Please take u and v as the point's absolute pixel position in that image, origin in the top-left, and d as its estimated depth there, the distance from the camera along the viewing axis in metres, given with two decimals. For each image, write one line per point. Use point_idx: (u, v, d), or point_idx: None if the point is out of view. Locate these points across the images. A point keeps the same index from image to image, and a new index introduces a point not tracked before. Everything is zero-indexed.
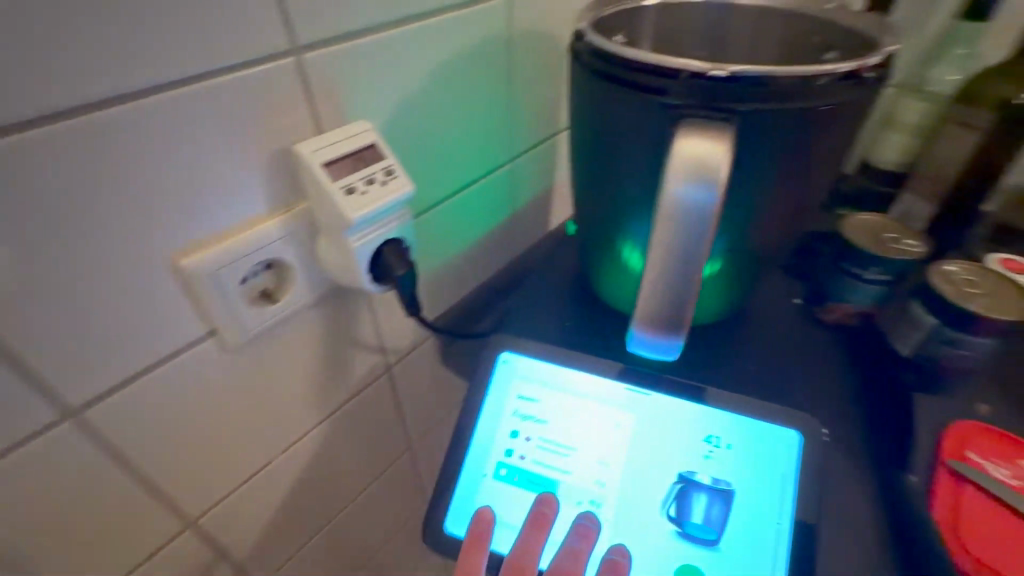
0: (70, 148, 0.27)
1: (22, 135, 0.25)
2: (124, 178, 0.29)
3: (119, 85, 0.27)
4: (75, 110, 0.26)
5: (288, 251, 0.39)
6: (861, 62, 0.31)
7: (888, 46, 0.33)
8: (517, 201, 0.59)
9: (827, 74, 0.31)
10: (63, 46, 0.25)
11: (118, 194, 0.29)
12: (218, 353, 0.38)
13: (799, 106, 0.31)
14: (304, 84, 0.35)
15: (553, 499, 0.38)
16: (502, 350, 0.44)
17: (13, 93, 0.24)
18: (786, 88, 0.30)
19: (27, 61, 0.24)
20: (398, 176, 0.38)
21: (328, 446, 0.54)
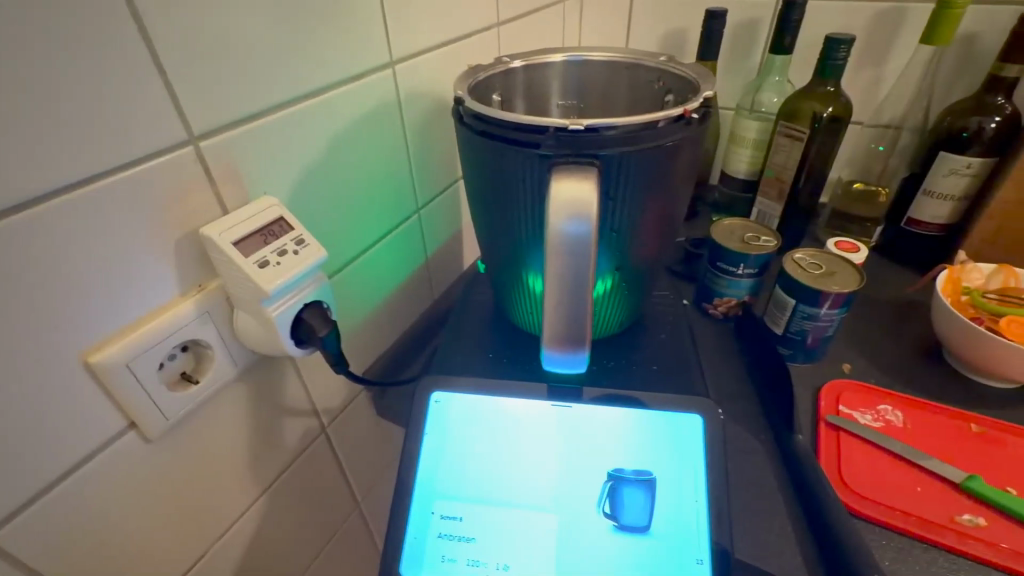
0: None
1: None
2: (23, 283, 0.29)
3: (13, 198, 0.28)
4: None
5: (207, 330, 0.39)
6: (686, 106, 0.39)
7: (705, 89, 0.40)
8: (430, 246, 0.63)
9: (663, 119, 0.38)
10: None
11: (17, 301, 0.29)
12: (145, 443, 0.38)
13: (645, 146, 0.37)
14: (205, 169, 0.36)
15: None
16: (433, 390, 0.46)
17: None
18: (632, 132, 0.37)
19: None
20: (310, 243, 0.40)
21: (271, 517, 0.53)
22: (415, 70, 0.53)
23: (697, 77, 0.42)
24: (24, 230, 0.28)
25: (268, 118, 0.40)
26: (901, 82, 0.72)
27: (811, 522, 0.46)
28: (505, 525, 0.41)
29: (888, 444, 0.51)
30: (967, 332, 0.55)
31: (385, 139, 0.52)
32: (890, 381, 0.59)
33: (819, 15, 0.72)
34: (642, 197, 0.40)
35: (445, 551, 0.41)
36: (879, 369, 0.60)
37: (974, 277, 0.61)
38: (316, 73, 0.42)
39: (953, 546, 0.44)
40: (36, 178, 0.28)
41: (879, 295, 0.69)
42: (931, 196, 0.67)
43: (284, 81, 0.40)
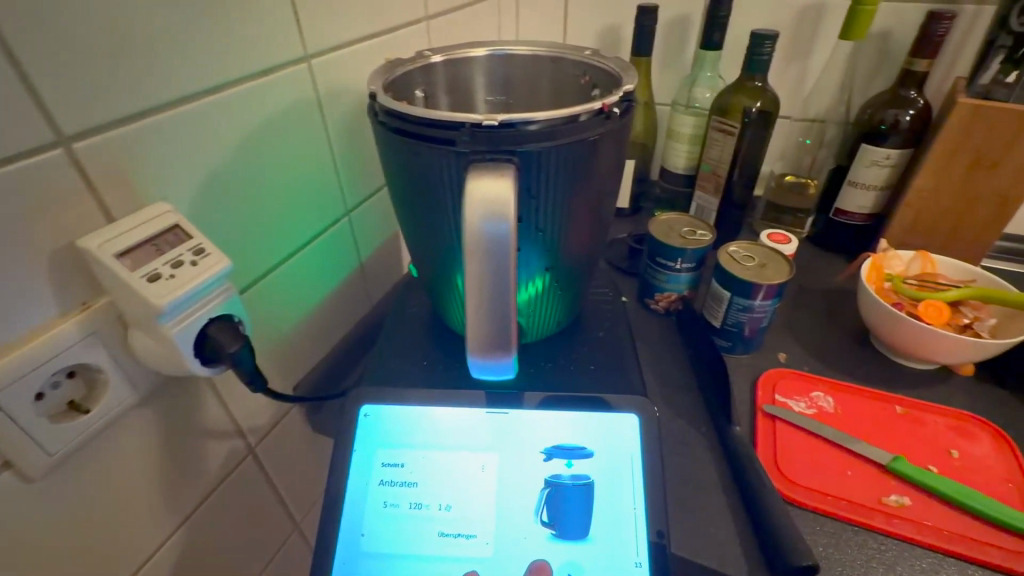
0: None
1: None
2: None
3: None
4: None
5: (97, 353, 0.35)
6: (607, 99, 0.38)
7: (627, 83, 0.40)
8: (363, 251, 0.60)
9: (583, 113, 0.37)
10: None
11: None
12: (27, 483, 0.34)
13: (566, 141, 0.36)
14: (81, 175, 0.33)
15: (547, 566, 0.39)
16: (362, 403, 0.44)
17: None
18: (551, 127, 0.35)
19: None
20: (212, 253, 0.36)
21: (195, 551, 0.49)
22: (333, 64, 0.50)
23: (621, 71, 0.41)
24: None
25: (159, 117, 0.36)
26: (824, 77, 0.74)
27: (748, 514, 0.46)
28: (440, 542, 0.39)
29: (820, 430, 0.52)
30: (890, 316, 0.57)
31: (303, 138, 0.49)
32: (822, 368, 0.60)
33: (745, 12, 0.73)
34: (568, 194, 0.39)
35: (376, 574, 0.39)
36: (813, 357, 0.62)
37: (895, 264, 0.64)
38: (214, 68, 0.39)
39: (882, 527, 0.45)
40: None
41: (812, 285, 0.71)
42: (856, 186, 0.69)
43: (174, 76, 0.36)
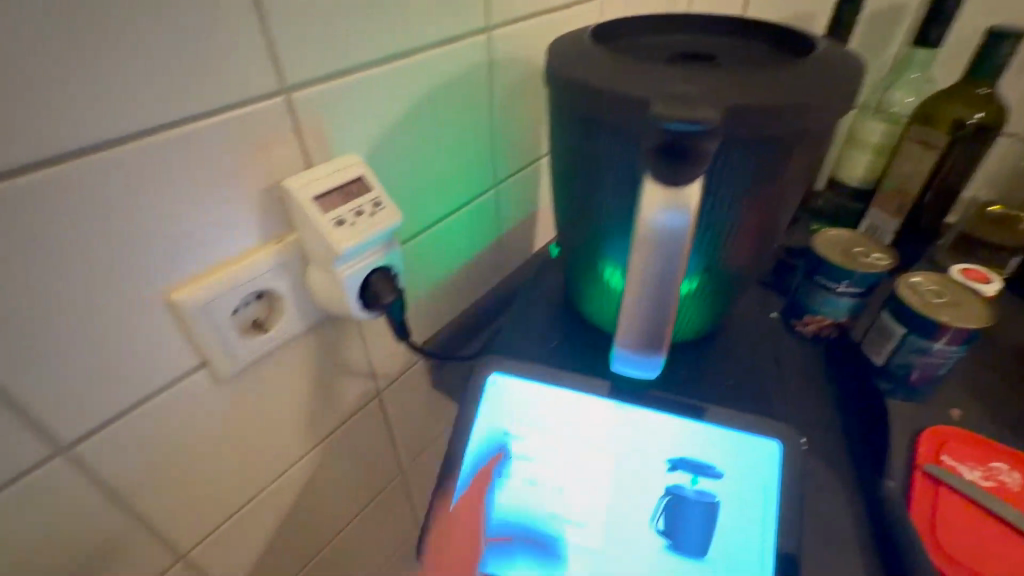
0: (60, 195, 0.28)
1: (21, 180, 0.26)
2: (114, 219, 0.30)
3: (110, 132, 0.28)
4: (61, 157, 0.27)
5: (281, 282, 0.39)
6: (830, 91, 0.33)
7: (848, 72, 0.34)
8: (503, 224, 0.61)
9: (801, 100, 0.31)
10: (52, 90, 0.26)
11: (100, 234, 0.30)
12: (213, 384, 0.39)
13: (763, 131, 0.32)
14: (292, 120, 0.36)
15: (628, 505, 0.39)
16: (490, 371, 0.45)
17: (14, 141, 0.25)
18: (755, 111, 0.31)
19: (24, 109, 0.25)
20: (386, 207, 0.39)
21: (323, 470, 0.54)
22: (510, 37, 0.51)
23: (839, 57, 0.35)
24: (119, 166, 0.29)
25: (359, 78, 0.39)
26: None
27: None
28: (549, 521, 0.40)
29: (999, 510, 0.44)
30: None
31: (470, 108, 0.50)
32: (1008, 437, 0.51)
33: None
34: (746, 193, 0.36)
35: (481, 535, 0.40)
36: (997, 422, 0.52)
37: None
38: (412, 33, 0.41)
39: None
40: (122, 115, 0.28)
41: (1008, 338, 0.60)
42: None
43: (380, 38, 0.39)
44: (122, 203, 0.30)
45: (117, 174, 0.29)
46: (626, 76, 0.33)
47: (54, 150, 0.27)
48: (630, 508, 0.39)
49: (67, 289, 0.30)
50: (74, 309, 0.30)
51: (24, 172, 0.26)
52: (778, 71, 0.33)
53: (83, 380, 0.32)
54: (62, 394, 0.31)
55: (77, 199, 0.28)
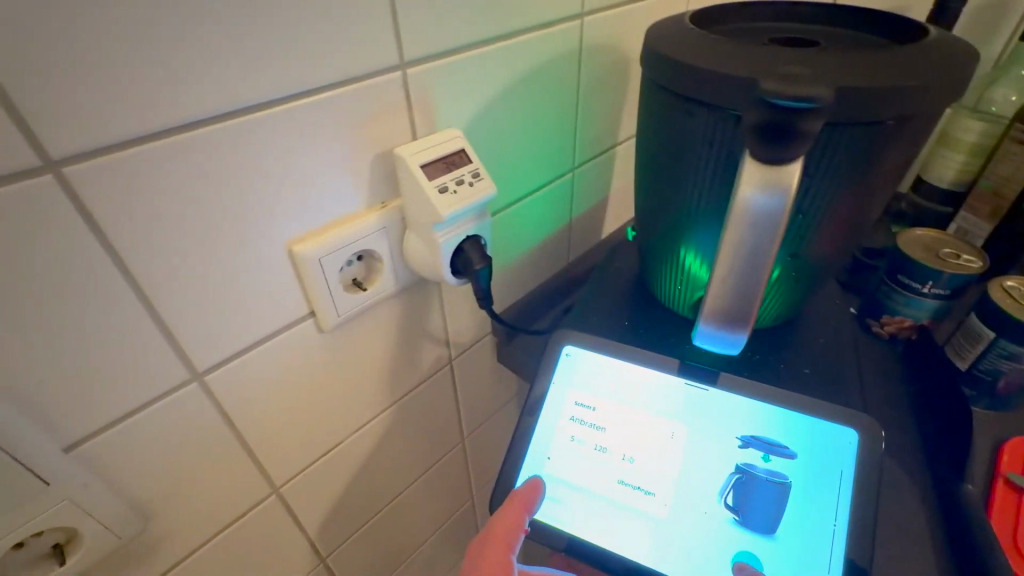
0: (216, 151, 0.31)
1: (189, 135, 0.30)
2: (254, 175, 0.34)
3: (259, 96, 0.32)
4: (221, 117, 0.31)
5: (381, 244, 0.43)
6: (941, 76, 0.32)
7: (961, 59, 0.34)
8: (577, 208, 0.63)
9: (910, 84, 0.31)
10: (220, 57, 0.29)
11: (242, 189, 0.34)
12: (316, 333, 0.43)
13: (867, 115, 0.32)
14: (405, 94, 0.39)
15: (696, 478, 0.40)
16: (564, 343, 0.46)
17: (188, 101, 0.29)
18: (861, 93, 0.31)
19: (198, 73, 0.29)
20: (484, 179, 0.41)
21: (395, 428, 0.58)
22: (600, 23, 0.52)
23: (952, 43, 0.35)
24: (263, 128, 0.33)
25: (464, 57, 0.42)
26: None
27: None
28: (617, 486, 0.41)
29: None
30: None
31: (558, 92, 0.52)
32: None
33: None
34: (842, 180, 0.36)
35: (552, 495, 0.42)
36: None
37: None
38: (514, 17, 0.44)
39: None
40: (271, 82, 0.32)
41: None
42: None
43: (486, 21, 0.42)
44: (262, 163, 0.34)
45: (262, 134, 0.33)
46: (726, 59, 0.34)
47: (218, 109, 0.30)
48: (698, 482, 0.40)
49: (213, 236, 0.33)
50: (216, 254, 0.34)
51: (191, 128, 0.30)
52: (887, 56, 0.33)
53: (218, 318, 0.36)
54: (200, 328, 0.36)
55: (229, 155, 0.32)
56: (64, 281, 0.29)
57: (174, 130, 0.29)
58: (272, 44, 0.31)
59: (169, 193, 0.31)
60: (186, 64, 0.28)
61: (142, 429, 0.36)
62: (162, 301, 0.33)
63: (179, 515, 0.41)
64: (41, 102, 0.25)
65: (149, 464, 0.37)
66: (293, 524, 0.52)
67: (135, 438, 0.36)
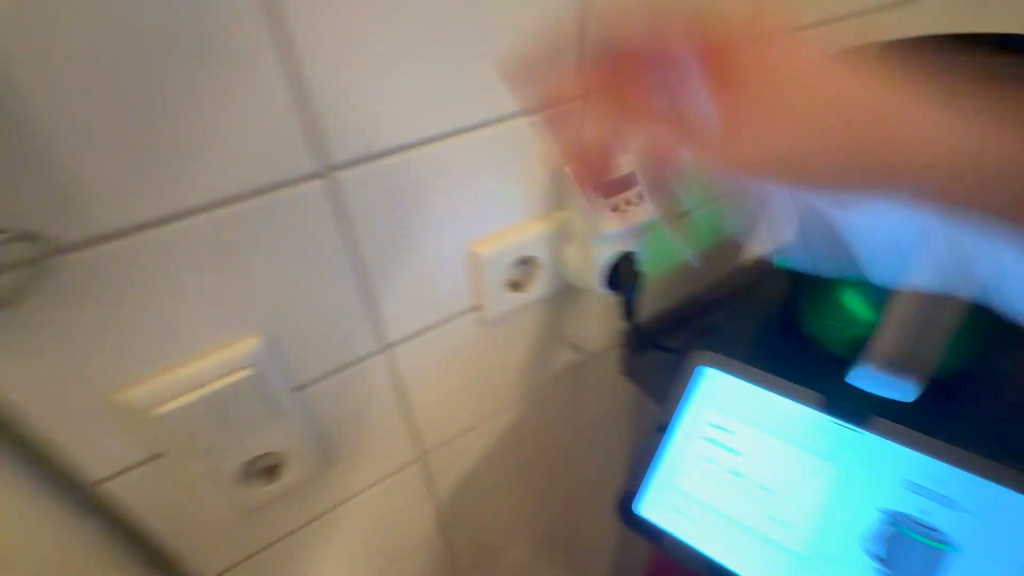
0: (426, 165, 0.38)
1: (409, 153, 0.36)
2: (453, 185, 0.40)
3: (463, 121, 0.38)
4: (434, 138, 0.37)
5: (543, 252, 0.47)
6: None
7: None
8: (722, 231, 0.63)
9: None
10: (441, 89, 0.35)
11: (441, 197, 0.40)
12: (476, 324, 0.49)
13: None
14: (581, 118, 0.43)
15: (840, 522, 0.39)
16: (702, 363, 0.46)
17: (413, 124, 0.36)
18: None
19: (423, 101, 0.35)
20: (649, 202, 0.45)
21: (523, 421, 0.63)
22: None
23: None
24: (462, 147, 0.39)
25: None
26: None
27: None
28: (750, 512, 0.42)
29: None
30: None
31: None
32: None
33: None
34: None
35: (682, 508, 0.45)
36: None
37: None
38: None
39: None
40: (477, 109, 0.38)
41: None
42: None
43: None
44: (459, 179, 0.40)
45: (460, 153, 0.39)
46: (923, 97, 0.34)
47: (438, 130, 0.37)
48: (842, 526, 0.39)
49: (414, 235, 0.40)
50: (414, 249, 0.41)
51: (411, 148, 0.36)
52: None
53: (408, 303, 0.43)
54: (394, 309, 0.42)
55: (435, 170, 0.38)
56: (311, 264, 0.36)
57: (399, 149, 0.36)
58: (483, 77, 0.37)
59: (389, 198, 0.37)
60: (415, 94, 0.35)
61: (339, 386, 0.43)
62: (372, 284, 0.40)
63: (352, 461, 0.49)
64: (323, 122, 0.32)
65: (339, 415, 0.45)
66: (430, 490, 0.59)
67: (334, 392, 0.44)
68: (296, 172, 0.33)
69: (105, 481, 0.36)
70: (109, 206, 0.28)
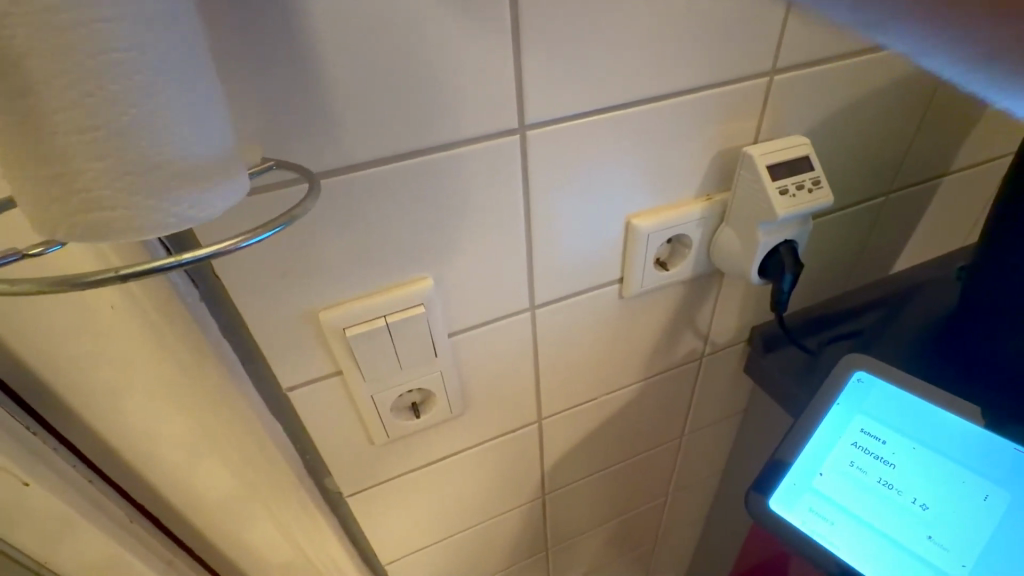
0: (607, 133, 0.38)
1: (596, 119, 0.37)
2: (631, 154, 0.40)
3: (651, 92, 0.38)
4: (620, 106, 0.38)
5: (696, 232, 0.47)
6: None
7: None
8: (878, 235, 0.59)
9: None
10: (637, 59, 0.36)
11: (613, 166, 0.40)
12: (617, 298, 0.49)
13: None
14: (763, 99, 0.42)
15: (1013, 555, 0.36)
16: (858, 367, 0.43)
17: (606, 91, 0.36)
18: None
19: (619, 69, 0.36)
20: (824, 187, 0.43)
21: (636, 403, 0.62)
22: None
23: None
24: (644, 118, 0.39)
25: (825, 68, 0.42)
26: None
27: None
28: (898, 526, 0.40)
29: None
30: None
31: (904, 110, 0.49)
32: None
33: None
34: None
35: (819, 513, 0.42)
36: None
37: None
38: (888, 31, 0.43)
39: None
40: (668, 80, 0.38)
41: None
42: None
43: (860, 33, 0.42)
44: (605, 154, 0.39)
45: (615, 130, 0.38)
46: None
47: (632, 97, 0.38)
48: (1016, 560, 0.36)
49: (582, 201, 0.41)
50: (578, 216, 0.42)
51: (597, 114, 0.37)
52: None
53: (563, 268, 0.45)
54: (550, 272, 0.44)
55: (614, 138, 0.39)
56: (488, 218, 0.39)
57: (588, 114, 0.37)
58: (680, 49, 0.37)
59: (569, 162, 0.39)
60: (615, 62, 0.35)
61: (487, 339, 0.46)
62: (536, 244, 0.42)
63: (481, 414, 0.52)
64: (532, 84, 0.34)
65: (480, 367, 0.48)
66: (537, 456, 0.61)
67: (481, 344, 0.46)
68: (504, 127, 0.35)
69: (293, 389, 0.42)
70: (353, 144, 0.32)
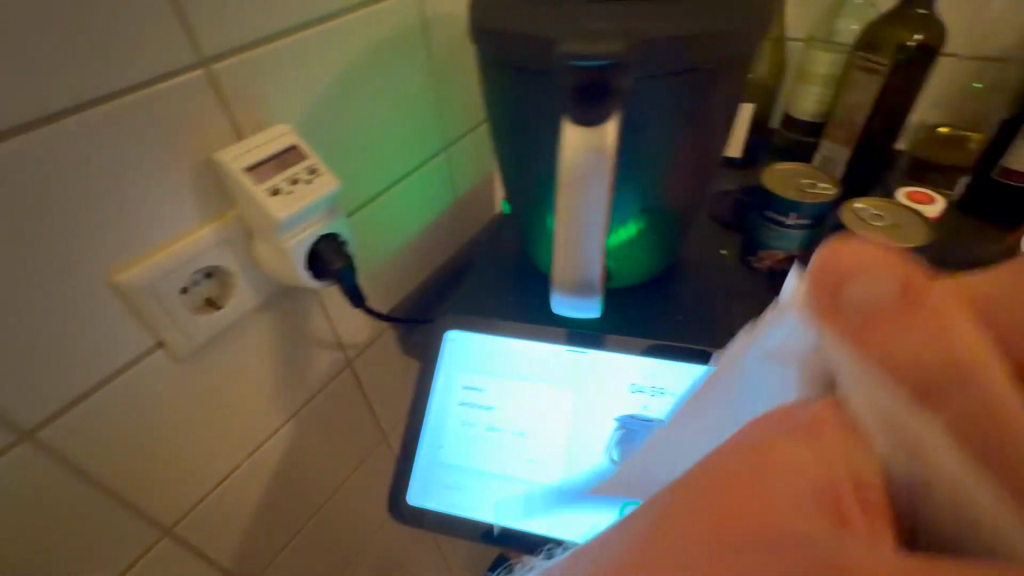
0: None
1: None
2: (61, 184, 0.31)
3: (8, 119, 0.28)
4: None
5: (226, 257, 0.40)
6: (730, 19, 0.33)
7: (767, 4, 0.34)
8: (460, 188, 0.60)
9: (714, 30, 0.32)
10: None
11: (26, 229, 0.30)
12: (171, 365, 0.40)
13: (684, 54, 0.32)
14: (215, 92, 0.36)
15: (587, 442, 0.41)
16: (448, 328, 0.45)
17: None
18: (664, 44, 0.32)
19: None
20: (324, 173, 0.39)
21: (301, 446, 0.55)
22: None
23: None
24: (29, 156, 0.29)
25: (292, 38, 0.39)
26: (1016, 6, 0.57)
27: None
28: (508, 462, 0.42)
29: None
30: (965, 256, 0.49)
31: (406, 70, 0.49)
32: None
33: None
34: (676, 127, 0.37)
35: (452, 484, 0.43)
36: None
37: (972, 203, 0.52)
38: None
39: None
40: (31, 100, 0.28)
41: None
42: None
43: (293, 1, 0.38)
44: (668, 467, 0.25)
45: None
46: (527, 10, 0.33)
47: (40, 111, 0.29)
48: (593, 445, 0.41)
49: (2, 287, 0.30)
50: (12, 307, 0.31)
51: None
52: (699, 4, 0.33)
53: (35, 355, 0.33)
54: (6, 380, 0.32)
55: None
56: None
57: None
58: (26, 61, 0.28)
59: None
60: None
61: None
62: None
63: None
64: None
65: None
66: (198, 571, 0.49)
67: None
68: None
69: None
70: None
